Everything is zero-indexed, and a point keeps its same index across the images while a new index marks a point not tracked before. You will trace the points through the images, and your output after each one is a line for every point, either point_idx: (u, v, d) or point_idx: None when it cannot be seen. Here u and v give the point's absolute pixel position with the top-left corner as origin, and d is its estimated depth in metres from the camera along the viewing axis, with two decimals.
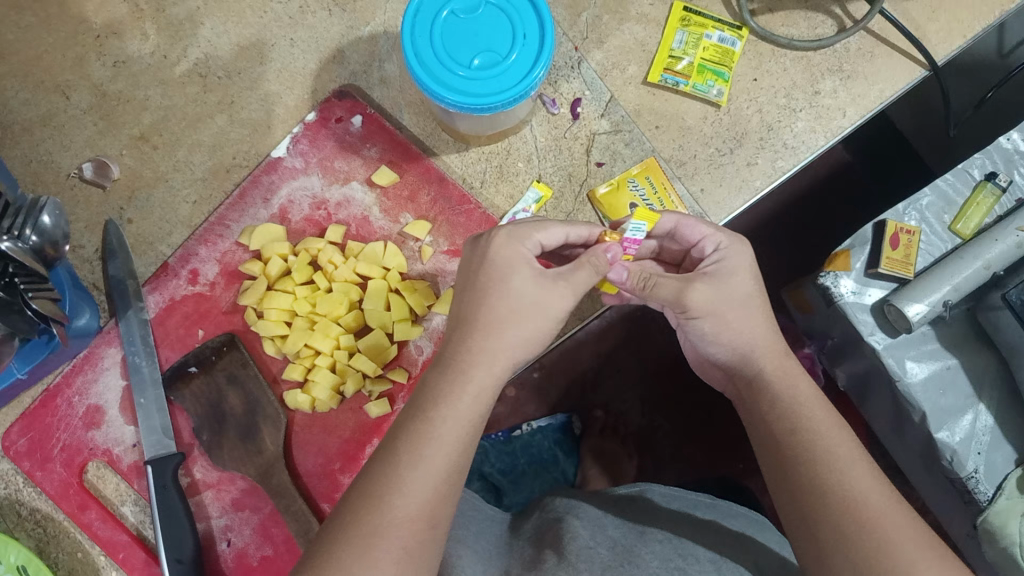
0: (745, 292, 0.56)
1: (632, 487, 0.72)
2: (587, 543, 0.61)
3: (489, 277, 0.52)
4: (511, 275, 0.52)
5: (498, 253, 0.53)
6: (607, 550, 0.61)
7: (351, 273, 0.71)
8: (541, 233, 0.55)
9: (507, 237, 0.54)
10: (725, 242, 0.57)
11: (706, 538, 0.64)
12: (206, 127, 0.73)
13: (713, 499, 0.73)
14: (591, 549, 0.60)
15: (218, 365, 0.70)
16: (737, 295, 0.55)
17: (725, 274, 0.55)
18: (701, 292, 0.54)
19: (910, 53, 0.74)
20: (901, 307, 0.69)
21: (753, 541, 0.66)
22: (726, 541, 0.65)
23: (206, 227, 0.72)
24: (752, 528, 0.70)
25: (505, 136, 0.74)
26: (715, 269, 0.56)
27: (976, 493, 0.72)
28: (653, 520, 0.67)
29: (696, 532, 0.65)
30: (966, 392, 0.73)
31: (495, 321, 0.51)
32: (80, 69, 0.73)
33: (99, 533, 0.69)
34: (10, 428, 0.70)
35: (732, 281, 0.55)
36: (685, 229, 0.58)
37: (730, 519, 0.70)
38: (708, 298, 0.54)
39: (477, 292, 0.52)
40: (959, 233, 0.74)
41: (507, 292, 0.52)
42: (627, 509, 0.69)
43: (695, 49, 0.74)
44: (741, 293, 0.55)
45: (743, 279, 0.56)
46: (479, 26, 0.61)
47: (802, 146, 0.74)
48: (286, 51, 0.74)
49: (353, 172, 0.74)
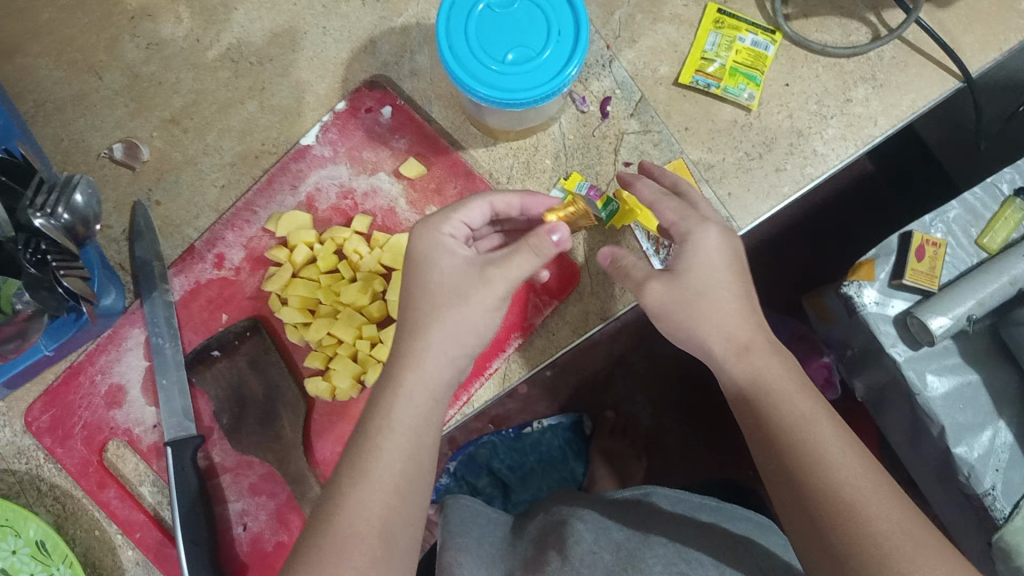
0: (741, 287, 0.56)
1: (637, 491, 0.73)
2: (590, 548, 0.61)
3: (413, 260, 0.54)
4: (441, 260, 0.53)
5: (425, 237, 0.54)
6: (611, 555, 0.61)
7: (375, 263, 0.71)
8: (460, 213, 0.56)
9: (424, 223, 0.55)
10: (715, 226, 0.57)
11: (708, 540, 0.64)
12: (237, 113, 0.74)
13: (718, 502, 0.74)
14: (594, 554, 0.61)
15: (241, 351, 0.71)
16: (739, 290, 0.55)
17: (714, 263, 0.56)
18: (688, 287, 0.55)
19: (945, 64, 0.73)
20: (924, 319, 0.69)
21: (759, 542, 0.66)
22: (729, 541, 0.65)
23: (233, 212, 0.73)
24: (757, 531, 0.69)
25: (534, 133, 0.74)
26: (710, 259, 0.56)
27: (992, 510, 0.72)
28: (657, 522, 0.67)
29: (699, 534, 0.65)
30: (986, 408, 0.73)
31: (420, 302, 0.52)
32: (114, 50, 0.74)
33: (116, 511, 0.70)
34: (33, 404, 0.71)
35: (725, 271, 0.56)
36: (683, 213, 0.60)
37: (738, 521, 0.70)
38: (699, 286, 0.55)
39: (407, 277, 0.54)
40: (986, 247, 0.74)
41: (428, 272, 0.53)
42: (626, 517, 0.68)
43: (727, 51, 0.74)
44: (734, 283, 0.55)
45: (736, 269, 0.56)
46: (513, 22, 0.61)
47: (831, 153, 0.73)
48: (318, 39, 0.75)
49: (381, 163, 0.74)
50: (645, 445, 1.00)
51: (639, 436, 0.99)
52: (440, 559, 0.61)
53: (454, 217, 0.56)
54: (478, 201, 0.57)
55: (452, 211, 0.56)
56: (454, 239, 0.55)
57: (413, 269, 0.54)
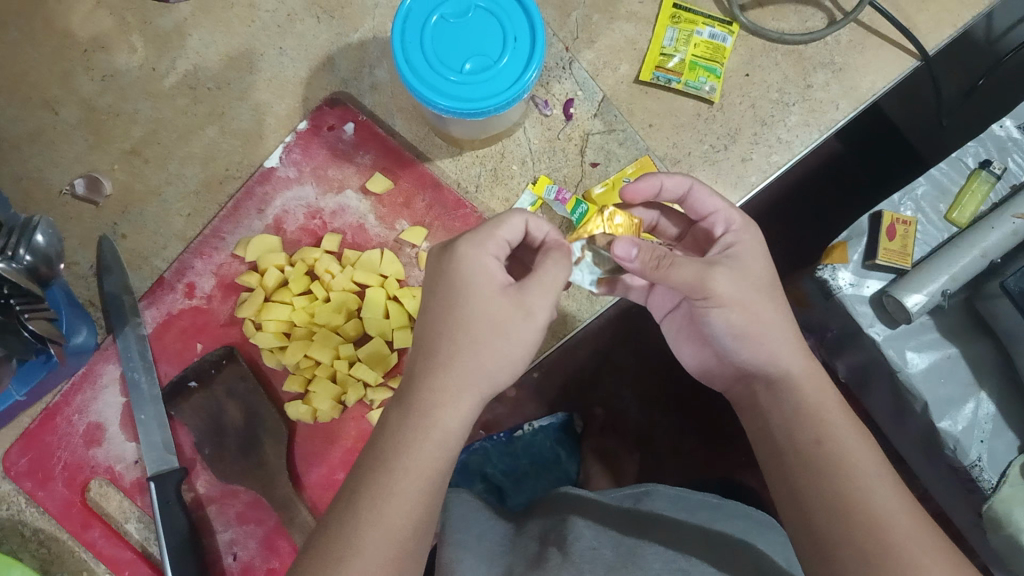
0: (766, 277, 0.55)
1: (636, 488, 0.72)
2: (590, 544, 0.61)
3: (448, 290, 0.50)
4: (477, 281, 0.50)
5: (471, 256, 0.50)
6: (611, 551, 0.61)
7: (348, 281, 0.70)
8: (503, 228, 0.51)
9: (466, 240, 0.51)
10: (733, 220, 0.57)
11: (706, 539, 0.64)
12: (198, 139, 0.73)
13: (718, 500, 0.73)
14: (594, 550, 0.60)
15: (218, 379, 0.70)
16: (762, 283, 0.55)
17: (737, 257, 0.55)
18: (723, 278, 0.53)
19: (901, 44, 0.74)
20: (899, 298, 0.69)
21: (759, 542, 0.65)
22: (729, 541, 0.64)
23: (201, 240, 0.72)
24: (756, 527, 0.68)
25: (499, 139, 0.74)
26: (734, 253, 0.55)
27: (980, 482, 0.72)
28: (654, 524, 0.65)
29: (697, 530, 0.65)
30: (967, 380, 0.73)
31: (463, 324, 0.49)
32: (68, 84, 0.73)
33: (102, 550, 0.69)
34: (10, 449, 0.69)
35: (750, 266, 0.55)
36: (697, 199, 0.60)
37: (735, 518, 0.69)
38: (725, 283, 0.53)
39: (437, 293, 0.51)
40: (955, 222, 0.74)
41: (463, 290, 0.50)
42: (617, 520, 0.66)
43: (686, 46, 0.74)
44: (759, 276, 0.55)
45: (761, 263, 0.55)
46: (469, 31, 0.61)
47: (796, 140, 0.74)
48: (275, 59, 0.74)
49: (347, 180, 0.73)
50: (635, 441, 1.00)
51: (630, 432, 1.00)
52: (437, 564, 0.59)
53: (492, 234, 0.51)
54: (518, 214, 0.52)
55: (492, 227, 0.51)
56: (499, 257, 0.51)
57: (446, 298, 0.50)
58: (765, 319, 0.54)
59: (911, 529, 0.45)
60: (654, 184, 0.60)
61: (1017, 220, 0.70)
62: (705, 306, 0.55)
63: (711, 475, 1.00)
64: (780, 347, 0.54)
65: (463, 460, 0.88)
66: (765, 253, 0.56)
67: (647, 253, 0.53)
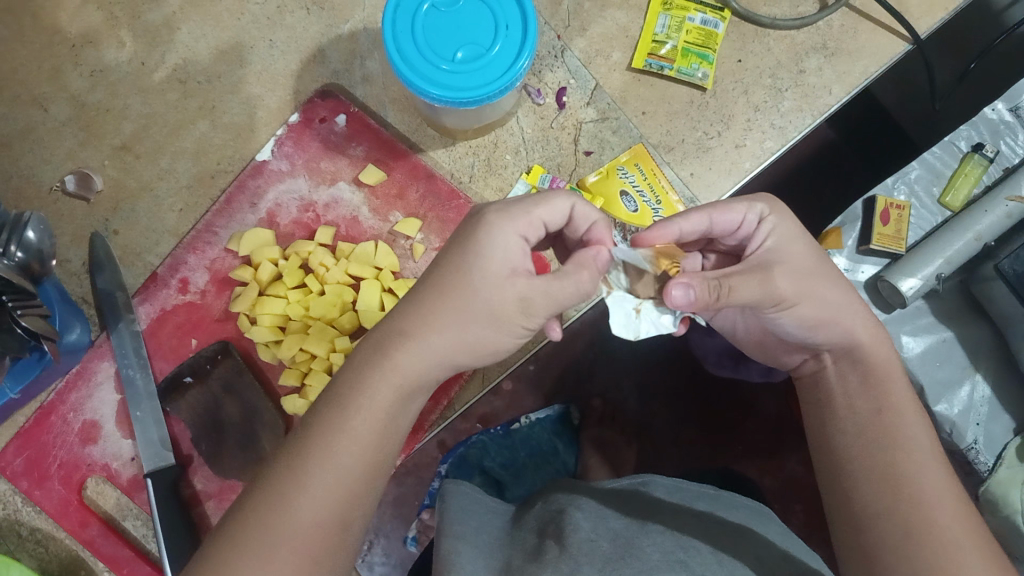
0: (810, 259, 0.54)
1: (635, 478, 0.73)
2: (588, 536, 0.59)
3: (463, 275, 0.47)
4: (505, 270, 0.47)
5: (499, 226, 0.48)
6: (608, 543, 0.59)
7: (343, 274, 0.70)
8: (540, 209, 0.49)
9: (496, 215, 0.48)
10: (766, 213, 0.54)
11: (711, 525, 0.64)
12: (189, 134, 0.73)
13: (716, 490, 0.73)
14: (592, 542, 0.58)
15: (214, 375, 0.70)
16: (811, 266, 0.53)
17: (779, 251, 0.53)
18: (782, 277, 0.51)
19: (893, 28, 0.74)
20: (894, 282, 0.70)
21: (756, 528, 0.66)
22: (730, 528, 0.64)
23: (194, 234, 0.71)
24: (755, 518, 0.68)
25: (492, 129, 0.73)
26: (777, 246, 0.53)
27: (976, 464, 0.72)
28: (656, 509, 0.66)
29: (696, 516, 0.65)
30: (962, 363, 0.73)
31: (458, 289, 0.47)
32: (57, 80, 0.72)
33: (102, 549, 0.69)
34: (6, 448, 0.69)
35: (790, 251, 0.53)
36: (719, 218, 0.54)
37: (737, 509, 0.69)
38: (791, 286, 0.51)
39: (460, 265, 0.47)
40: (949, 206, 0.74)
41: (477, 249, 0.47)
42: (621, 508, 0.66)
43: (679, 32, 0.73)
44: (808, 261, 0.53)
45: (802, 245, 0.54)
46: (461, 20, 0.61)
47: (789, 126, 0.73)
48: (266, 53, 0.73)
49: (340, 172, 0.73)
50: (634, 431, 1.00)
51: (628, 422, 1.00)
52: (437, 554, 0.58)
53: (531, 215, 0.49)
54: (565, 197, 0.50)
55: (533, 209, 0.49)
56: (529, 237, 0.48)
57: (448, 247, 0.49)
58: (817, 301, 0.52)
59: None
60: (671, 230, 0.55)
61: (1010, 203, 0.69)
62: (772, 313, 0.53)
63: (709, 464, 1.00)
64: (843, 312, 0.53)
65: (463, 454, 0.88)
66: (803, 236, 0.55)
67: (702, 299, 0.48)
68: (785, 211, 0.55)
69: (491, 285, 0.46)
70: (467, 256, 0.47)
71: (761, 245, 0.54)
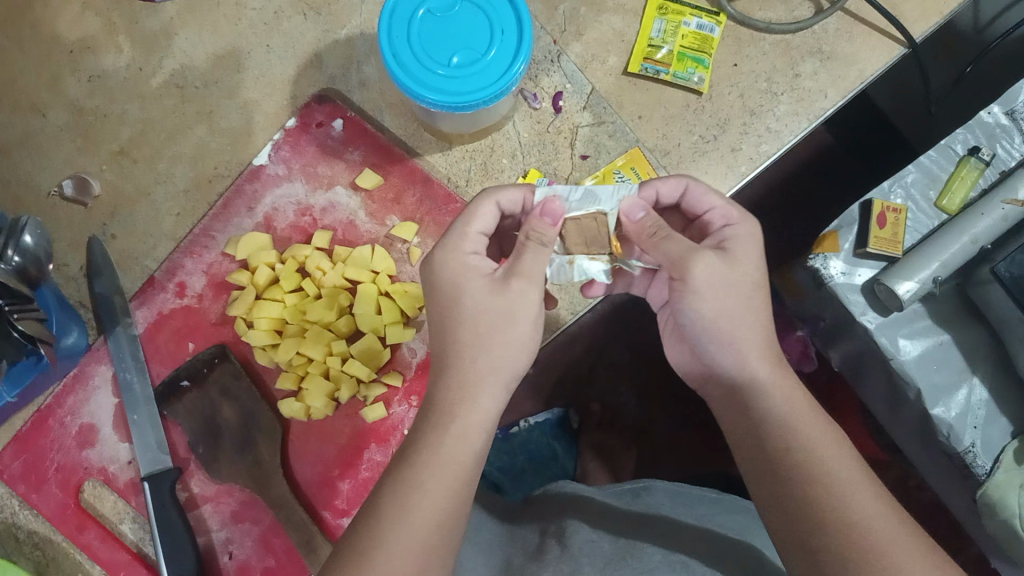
0: (752, 276, 0.52)
1: (635, 485, 0.73)
2: (589, 537, 0.63)
3: (442, 286, 0.52)
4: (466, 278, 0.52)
5: (449, 255, 0.53)
6: (610, 544, 0.62)
7: (340, 278, 0.70)
8: (474, 223, 0.54)
9: (443, 246, 0.53)
10: (736, 216, 0.54)
11: (704, 537, 0.63)
12: (186, 139, 0.73)
13: (717, 494, 0.73)
14: (594, 543, 0.62)
15: (211, 378, 0.69)
16: (744, 279, 0.51)
17: (730, 248, 0.52)
18: (705, 263, 0.51)
19: (888, 31, 0.74)
20: (891, 285, 0.70)
21: (756, 537, 0.65)
22: (727, 539, 0.63)
23: (191, 239, 0.72)
24: (752, 523, 0.68)
25: (488, 133, 0.73)
26: (728, 246, 0.52)
27: (974, 467, 0.73)
28: (651, 522, 0.65)
29: (693, 526, 0.65)
30: (960, 366, 0.73)
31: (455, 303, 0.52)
32: (55, 87, 0.73)
33: (98, 553, 0.69)
34: (4, 452, 0.69)
35: (734, 262, 0.52)
36: (693, 197, 0.57)
37: (736, 515, 0.69)
38: (709, 271, 0.51)
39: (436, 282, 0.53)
40: (945, 209, 0.74)
41: (447, 274, 0.52)
42: (615, 524, 0.65)
43: (674, 37, 0.74)
44: (755, 272, 0.52)
45: (751, 260, 0.52)
46: (455, 25, 0.61)
47: (785, 130, 0.74)
48: (263, 58, 0.74)
49: (337, 176, 0.73)
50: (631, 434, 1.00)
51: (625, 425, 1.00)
52: None
53: (468, 228, 0.54)
54: (485, 202, 0.54)
55: (466, 222, 0.54)
56: (478, 252, 0.53)
57: (429, 295, 0.54)
58: (727, 306, 0.51)
59: (900, 514, 0.45)
60: (648, 195, 0.58)
61: (1007, 205, 0.70)
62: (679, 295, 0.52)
63: None
64: (752, 329, 0.51)
65: None
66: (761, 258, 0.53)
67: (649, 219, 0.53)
68: (752, 227, 0.54)
69: (469, 292, 0.51)
70: (436, 287, 0.53)
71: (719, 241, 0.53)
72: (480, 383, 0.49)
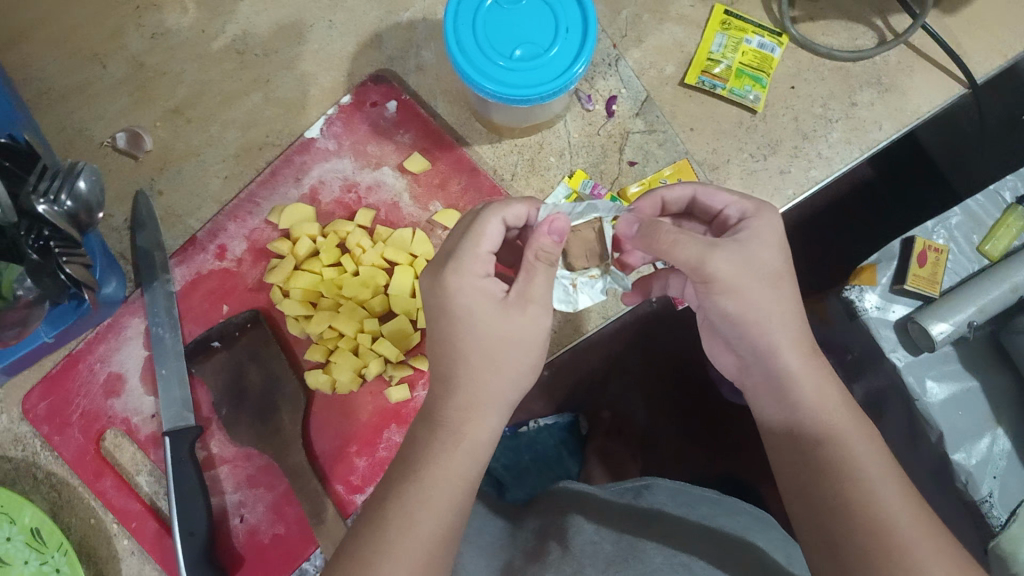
0: (774, 267, 0.52)
1: (636, 482, 0.72)
2: (591, 538, 0.63)
3: (451, 312, 0.52)
4: (481, 304, 0.51)
5: (454, 279, 0.52)
6: (612, 545, 0.62)
7: (378, 257, 0.70)
8: (483, 243, 0.53)
9: (450, 267, 0.52)
10: (750, 207, 0.55)
11: (705, 536, 0.63)
12: (241, 104, 0.74)
13: (719, 494, 0.72)
14: (595, 545, 0.62)
15: (241, 343, 0.70)
16: (762, 271, 0.52)
17: (749, 240, 0.52)
18: (723, 258, 0.51)
19: (950, 69, 0.74)
20: (925, 324, 0.69)
21: (759, 539, 0.64)
22: (727, 536, 0.64)
23: (236, 203, 0.73)
24: (756, 524, 0.68)
25: (538, 130, 0.74)
26: (745, 234, 0.52)
27: (989, 518, 0.71)
28: (652, 521, 0.65)
29: (696, 525, 0.64)
30: (984, 415, 0.73)
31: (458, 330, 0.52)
32: (118, 39, 0.74)
33: (113, 501, 0.70)
34: (31, 391, 0.71)
35: (759, 255, 0.52)
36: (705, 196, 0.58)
37: (737, 514, 0.68)
38: (730, 266, 0.51)
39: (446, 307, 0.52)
40: (988, 254, 0.74)
41: (455, 298, 0.52)
42: (615, 522, 0.65)
43: (734, 53, 0.74)
44: (772, 263, 0.52)
45: (771, 251, 0.52)
46: (521, 19, 0.61)
47: (836, 157, 0.73)
48: (324, 32, 0.75)
49: (385, 157, 0.74)
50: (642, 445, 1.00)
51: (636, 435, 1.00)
52: None
53: (476, 249, 0.52)
54: (491, 219, 0.53)
55: (474, 243, 0.53)
56: (489, 273, 0.53)
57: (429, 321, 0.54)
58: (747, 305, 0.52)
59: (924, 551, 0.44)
60: (655, 202, 0.60)
61: None
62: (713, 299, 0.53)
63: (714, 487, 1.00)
64: (772, 323, 0.52)
65: None
66: (786, 249, 0.53)
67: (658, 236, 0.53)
68: (775, 217, 0.54)
69: (479, 319, 0.51)
70: (440, 314, 0.52)
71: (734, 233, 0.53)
72: (491, 403, 0.51)
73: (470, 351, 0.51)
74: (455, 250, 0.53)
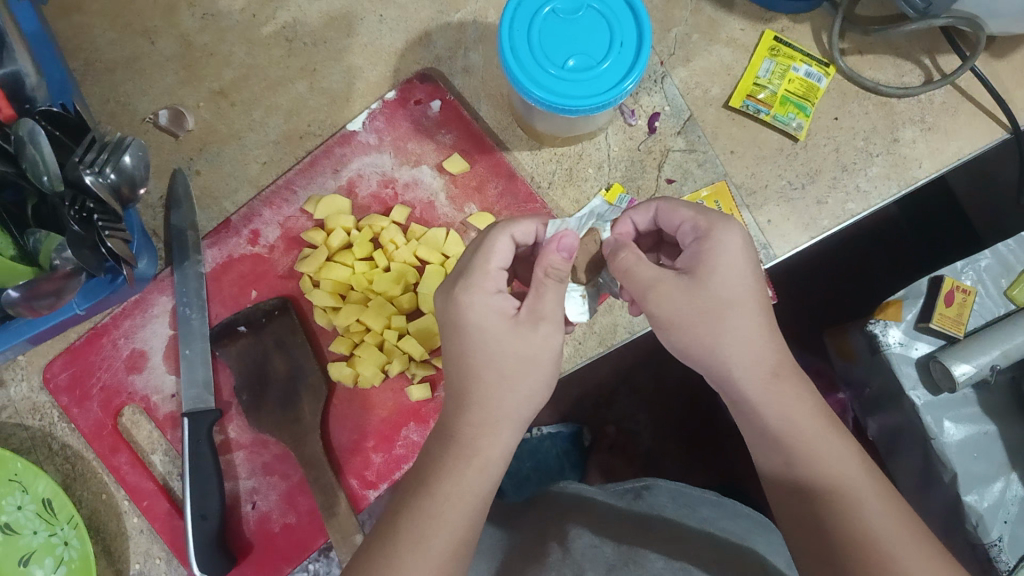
0: (727, 296, 0.51)
1: (637, 483, 0.74)
2: (591, 543, 0.62)
3: (462, 329, 0.52)
4: (491, 322, 0.52)
5: (463, 296, 0.52)
6: (613, 549, 0.62)
7: (411, 255, 0.70)
8: (493, 259, 0.54)
9: (459, 283, 0.53)
10: (704, 224, 0.54)
11: (706, 540, 0.64)
12: (286, 91, 0.74)
13: (719, 496, 0.74)
14: (595, 548, 0.61)
15: (268, 328, 0.69)
16: (717, 304, 0.51)
17: (706, 267, 0.52)
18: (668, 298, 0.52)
19: (994, 114, 0.74)
20: (948, 364, 0.69)
21: (759, 544, 0.65)
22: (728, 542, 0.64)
23: (273, 189, 0.73)
24: (752, 528, 0.68)
25: (580, 141, 0.74)
26: (700, 263, 0.52)
27: (997, 562, 0.71)
28: (654, 526, 0.66)
29: (697, 530, 0.65)
30: (1000, 459, 0.72)
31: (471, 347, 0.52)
32: (169, 17, 0.74)
33: (126, 477, 0.70)
34: (53, 361, 0.70)
35: (711, 281, 0.51)
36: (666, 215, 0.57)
37: (737, 518, 0.70)
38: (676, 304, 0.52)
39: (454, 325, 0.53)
40: (1014, 299, 0.74)
41: (465, 316, 0.52)
42: (614, 526, 0.65)
43: (780, 80, 0.74)
44: (727, 292, 0.51)
45: (730, 277, 0.52)
46: (576, 30, 0.61)
47: (874, 192, 0.73)
48: (374, 27, 0.75)
49: (425, 156, 0.74)
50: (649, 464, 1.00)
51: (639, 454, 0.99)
52: None
53: (484, 265, 0.53)
54: (500, 237, 0.54)
55: (483, 260, 0.54)
56: (500, 289, 0.54)
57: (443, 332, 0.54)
58: (722, 333, 0.51)
59: None
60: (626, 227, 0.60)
61: None
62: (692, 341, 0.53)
63: None
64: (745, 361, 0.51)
65: None
66: (748, 271, 0.52)
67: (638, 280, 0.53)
68: (730, 233, 0.53)
69: (487, 340, 0.52)
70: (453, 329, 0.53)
71: (692, 259, 0.53)
72: (506, 419, 0.52)
73: (482, 370, 0.52)
74: (465, 264, 0.54)
